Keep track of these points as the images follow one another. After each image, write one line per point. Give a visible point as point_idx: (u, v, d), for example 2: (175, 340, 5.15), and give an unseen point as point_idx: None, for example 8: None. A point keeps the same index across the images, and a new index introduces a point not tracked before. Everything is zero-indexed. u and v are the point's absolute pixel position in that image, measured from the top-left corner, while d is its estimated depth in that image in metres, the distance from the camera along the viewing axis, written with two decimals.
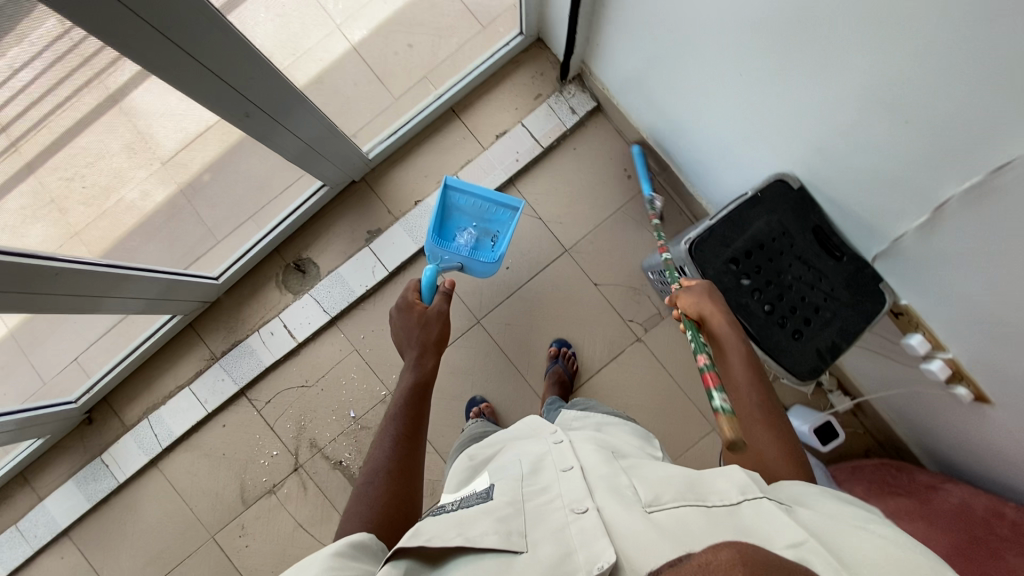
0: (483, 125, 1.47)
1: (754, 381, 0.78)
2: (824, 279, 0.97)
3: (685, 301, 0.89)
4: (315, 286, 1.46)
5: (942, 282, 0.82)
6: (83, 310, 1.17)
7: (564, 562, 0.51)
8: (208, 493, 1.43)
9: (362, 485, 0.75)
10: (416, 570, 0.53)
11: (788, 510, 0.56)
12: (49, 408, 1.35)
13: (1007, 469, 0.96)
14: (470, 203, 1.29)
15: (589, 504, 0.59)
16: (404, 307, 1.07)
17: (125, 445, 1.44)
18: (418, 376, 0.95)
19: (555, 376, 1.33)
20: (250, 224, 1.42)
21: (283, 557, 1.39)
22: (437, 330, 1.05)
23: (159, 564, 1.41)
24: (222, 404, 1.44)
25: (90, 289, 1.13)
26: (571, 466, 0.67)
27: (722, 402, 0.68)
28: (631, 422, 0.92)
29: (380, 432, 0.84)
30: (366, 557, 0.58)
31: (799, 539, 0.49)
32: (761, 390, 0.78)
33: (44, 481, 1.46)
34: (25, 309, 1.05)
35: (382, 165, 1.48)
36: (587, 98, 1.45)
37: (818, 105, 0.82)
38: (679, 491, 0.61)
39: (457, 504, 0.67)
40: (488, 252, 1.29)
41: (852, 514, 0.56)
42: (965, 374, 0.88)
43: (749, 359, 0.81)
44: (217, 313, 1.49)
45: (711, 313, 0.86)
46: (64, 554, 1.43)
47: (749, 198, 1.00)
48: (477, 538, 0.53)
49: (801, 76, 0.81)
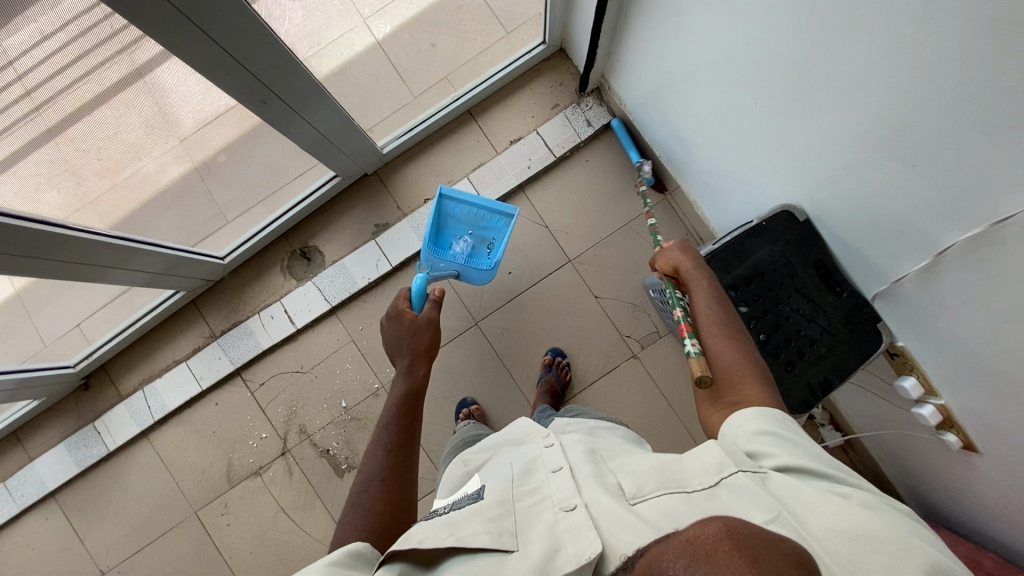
0: (498, 129, 1.48)
1: (720, 312, 0.82)
2: (822, 313, 0.97)
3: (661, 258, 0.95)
4: (319, 274, 1.47)
5: (941, 328, 0.81)
6: (88, 278, 1.19)
7: (552, 558, 0.54)
8: (195, 469, 1.45)
9: (357, 494, 0.76)
10: (410, 572, 0.57)
11: (764, 484, 0.57)
12: (48, 371, 1.37)
13: (988, 519, 0.96)
14: (465, 212, 1.31)
15: (577, 501, 0.61)
16: (393, 316, 1.07)
17: (118, 414, 1.46)
18: (409, 383, 0.96)
19: (547, 385, 1.33)
20: (261, 207, 1.44)
21: (262, 539, 1.41)
22: (428, 337, 1.05)
23: (140, 534, 1.43)
24: (217, 382, 1.46)
25: (98, 258, 1.15)
26: (560, 466, 0.68)
27: (690, 348, 0.80)
28: (620, 426, 0.92)
29: (374, 440, 0.86)
30: (363, 565, 0.61)
31: (774, 515, 0.52)
32: (727, 318, 0.82)
33: (35, 442, 1.48)
34: (33, 273, 1.07)
35: (395, 161, 1.50)
36: (604, 112, 1.46)
37: (829, 138, 0.82)
38: (660, 480, 0.62)
39: (449, 507, 0.69)
40: (484, 259, 1.31)
41: (830, 481, 0.57)
42: (955, 422, 0.88)
43: (716, 295, 0.85)
44: (220, 293, 1.51)
45: (681, 262, 0.91)
46: (48, 517, 1.45)
47: (753, 227, 1.00)
48: (468, 538, 0.57)
49: (816, 108, 0.82)
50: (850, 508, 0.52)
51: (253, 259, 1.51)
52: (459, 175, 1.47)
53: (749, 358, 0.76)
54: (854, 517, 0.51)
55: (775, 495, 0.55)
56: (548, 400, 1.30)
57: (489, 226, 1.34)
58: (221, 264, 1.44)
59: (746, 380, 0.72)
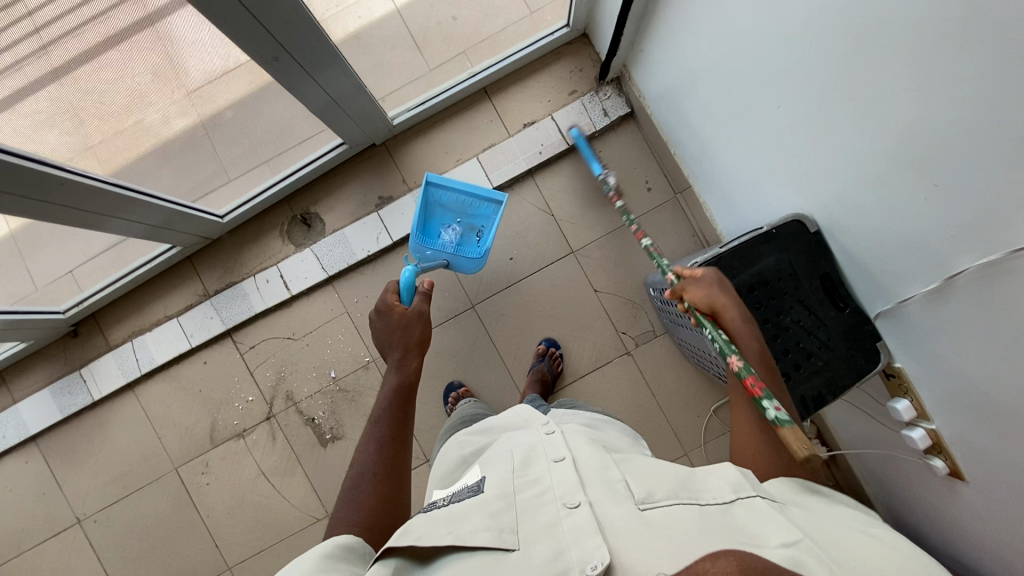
0: (512, 111, 1.45)
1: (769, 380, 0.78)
2: (822, 327, 0.95)
3: (696, 294, 0.85)
4: (318, 242, 1.45)
5: (939, 370, 0.83)
6: (85, 224, 1.17)
7: (556, 561, 0.52)
8: (179, 426, 1.44)
9: (349, 490, 0.75)
10: (404, 569, 0.56)
11: (781, 509, 0.60)
12: (37, 315, 1.36)
13: (962, 546, 0.96)
14: (453, 201, 1.30)
15: (582, 498, 0.60)
16: (383, 309, 1.06)
17: (104, 364, 1.45)
18: (400, 378, 0.94)
19: (538, 375, 1.34)
20: (265, 168, 1.40)
21: (241, 501, 1.43)
22: (418, 331, 1.03)
23: (120, 485, 1.45)
24: (208, 341, 1.44)
25: (94, 206, 1.12)
26: (562, 458, 0.70)
27: (777, 414, 0.67)
28: (618, 420, 1.00)
29: (364, 436, 0.84)
30: (355, 560, 0.63)
31: (795, 539, 0.53)
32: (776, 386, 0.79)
33: (19, 385, 1.47)
34: (29, 214, 1.05)
35: (405, 134, 1.46)
36: (622, 103, 1.42)
37: (850, 151, 0.80)
38: (671, 488, 0.63)
39: (448, 498, 0.70)
40: (473, 247, 1.30)
41: (846, 519, 0.62)
42: (944, 448, 0.88)
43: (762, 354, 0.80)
44: (217, 252, 1.48)
45: (724, 309, 0.83)
46: (29, 459, 1.46)
47: (763, 233, 0.97)
48: (466, 537, 0.57)
49: (841, 116, 0.79)
50: (873, 546, 0.57)
51: (252, 220, 1.48)
52: (468, 155, 1.44)
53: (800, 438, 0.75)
54: (877, 554, 0.56)
55: (794, 522, 0.58)
56: (537, 390, 1.30)
57: (478, 213, 1.33)
58: (220, 222, 1.41)
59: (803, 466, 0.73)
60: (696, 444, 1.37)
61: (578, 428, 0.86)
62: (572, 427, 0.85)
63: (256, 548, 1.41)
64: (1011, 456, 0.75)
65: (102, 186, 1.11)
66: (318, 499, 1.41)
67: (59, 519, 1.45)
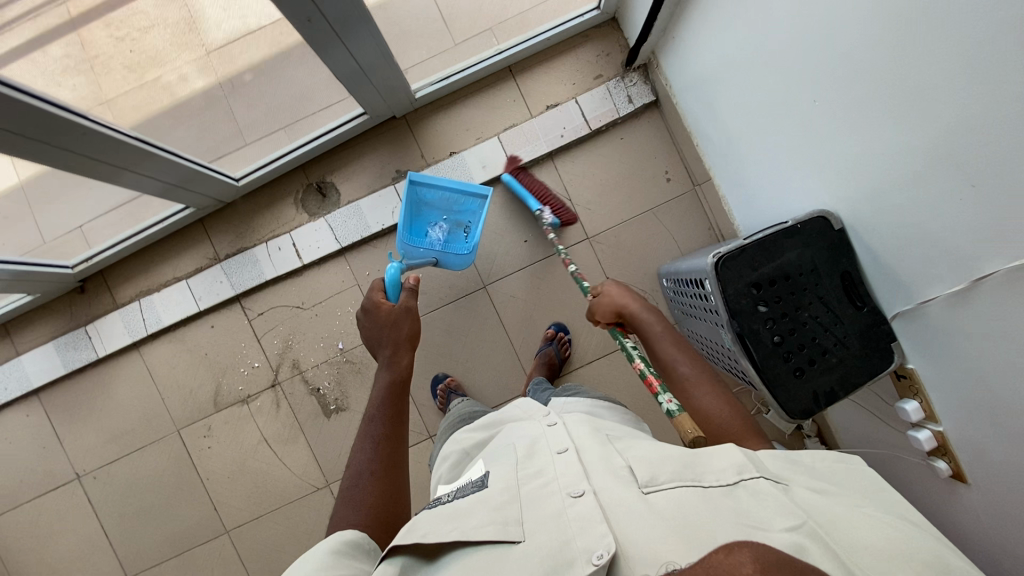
0: (536, 92, 1.41)
1: (678, 354, 0.89)
2: (839, 324, 0.94)
3: (603, 306, 1.03)
4: (332, 212, 1.42)
5: (950, 348, 0.82)
6: (100, 176, 1.15)
7: (563, 552, 0.55)
8: (182, 388, 1.44)
9: (347, 489, 0.76)
10: (410, 566, 0.60)
11: (784, 490, 0.60)
12: (44, 268, 1.34)
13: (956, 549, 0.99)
14: (438, 198, 1.30)
15: (585, 488, 0.64)
16: (370, 308, 1.06)
17: (111, 321, 1.44)
18: (392, 376, 0.95)
19: (545, 358, 1.35)
20: (283, 134, 1.37)
21: (242, 466, 1.44)
22: (407, 327, 1.04)
23: (121, 443, 1.45)
24: (216, 305, 1.43)
25: (112, 156, 1.10)
26: (565, 448, 0.74)
27: (668, 406, 0.88)
28: (616, 406, 1.02)
29: (360, 434, 0.85)
30: (361, 555, 0.64)
31: (797, 523, 0.52)
32: (689, 357, 0.89)
33: (23, 337, 1.46)
34: (43, 161, 1.03)
35: (426, 108, 1.43)
36: (647, 91, 1.40)
37: (886, 150, 0.80)
38: (676, 471, 0.65)
39: (454, 494, 0.75)
40: (461, 244, 1.32)
41: (850, 498, 0.59)
42: (949, 451, 0.90)
43: (668, 337, 0.93)
44: (230, 217, 1.45)
45: (626, 307, 1.00)
46: (30, 412, 1.46)
47: (788, 227, 0.95)
48: (473, 531, 0.60)
49: (881, 113, 0.78)
50: (880, 525, 0.53)
51: (267, 185, 1.44)
52: (489, 133, 1.42)
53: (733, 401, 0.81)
54: (883, 534, 0.52)
55: (796, 504, 0.57)
56: (543, 373, 1.33)
57: (464, 208, 1.34)
58: (236, 185, 1.38)
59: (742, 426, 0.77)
60: None
61: (578, 419, 0.87)
62: (574, 418, 0.87)
63: (255, 513, 1.44)
64: (1017, 462, 0.76)
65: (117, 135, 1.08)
66: (319, 468, 1.42)
67: (58, 474, 1.46)
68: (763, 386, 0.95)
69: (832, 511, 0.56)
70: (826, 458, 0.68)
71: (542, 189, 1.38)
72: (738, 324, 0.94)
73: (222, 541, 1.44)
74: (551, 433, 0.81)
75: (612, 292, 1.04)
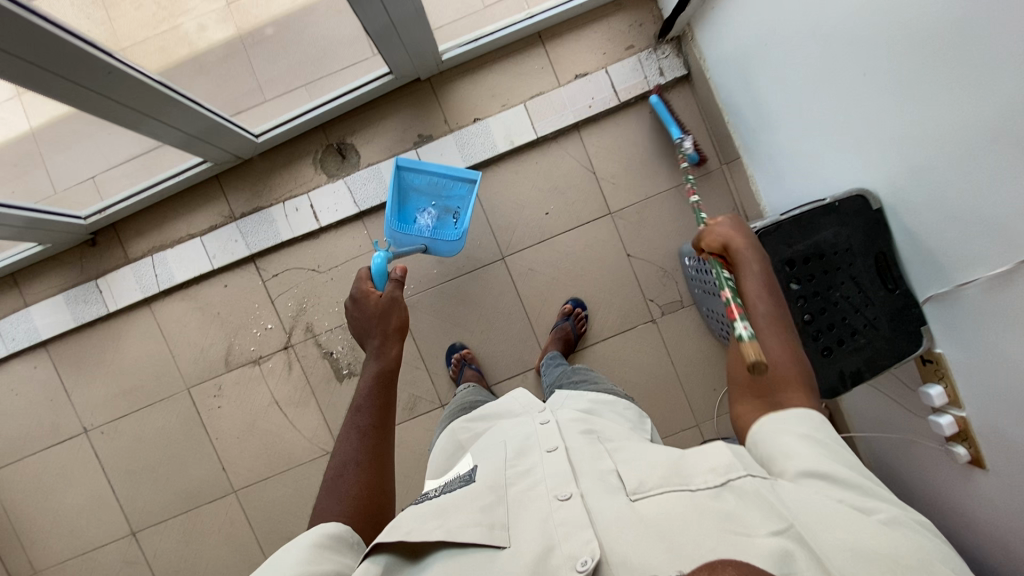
0: (565, 59, 1.38)
1: (766, 299, 0.74)
2: (870, 306, 0.93)
3: (711, 233, 0.84)
4: (352, 174, 1.39)
5: (986, 340, 0.81)
6: (122, 123, 1.13)
7: (546, 559, 0.57)
8: (194, 346, 1.43)
9: (331, 480, 0.74)
10: (394, 565, 0.61)
11: (770, 486, 0.58)
12: (56, 217, 1.31)
13: (967, 532, 1.00)
14: (425, 183, 1.30)
15: (573, 492, 0.66)
16: (358, 297, 0.99)
17: (122, 276, 1.42)
18: (380, 367, 0.89)
19: (561, 333, 1.35)
20: (303, 92, 1.35)
21: (251, 427, 1.44)
22: (397, 318, 0.97)
23: (130, 400, 1.44)
24: (230, 264, 1.41)
25: (134, 101, 1.08)
26: (555, 448, 0.76)
27: (742, 330, 0.65)
28: (619, 401, 1.00)
29: (346, 422, 0.81)
30: (344, 550, 0.65)
31: (784, 526, 0.53)
32: (773, 303, 0.74)
33: (31, 288, 1.44)
34: (66, 101, 1.02)
35: (451, 72, 1.39)
36: (679, 64, 1.37)
37: (936, 127, 0.77)
38: (664, 476, 0.66)
39: (440, 489, 0.77)
40: (450, 229, 1.28)
41: (846, 487, 0.57)
42: (970, 437, 0.90)
43: (763, 276, 0.76)
44: (246, 173, 1.42)
45: (732, 242, 0.81)
46: (38, 365, 1.44)
47: (825, 205, 0.93)
48: (456, 532, 0.61)
49: (934, 88, 0.75)
50: (870, 526, 0.52)
51: (286, 143, 1.41)
52: (515, 100, 1.38)
53: (797, 354, 0.69)
54: (873, 537, 0.50)
55: (780, 502, 0.56)
56: (559, 348, 1.33)
57: (453, 194, 1.32)
58: (254, 141, 1.34)
59: (795, 381, 0.67)
60: (709, 416, 1.39)
61: (573, 418, 0.88)
62: (568, 417, 0.88)
63: (263, 474, 1.44)
64: None
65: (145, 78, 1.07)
66: (329, 432, 1.42)
67: (65, 427, 1.45)
68: None
69: (821, 505, 0.54)
70: (835, 436, 0.63)
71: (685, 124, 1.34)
72: None
73: (230, 500, 1.45)
74: (543, 432, 0.83)
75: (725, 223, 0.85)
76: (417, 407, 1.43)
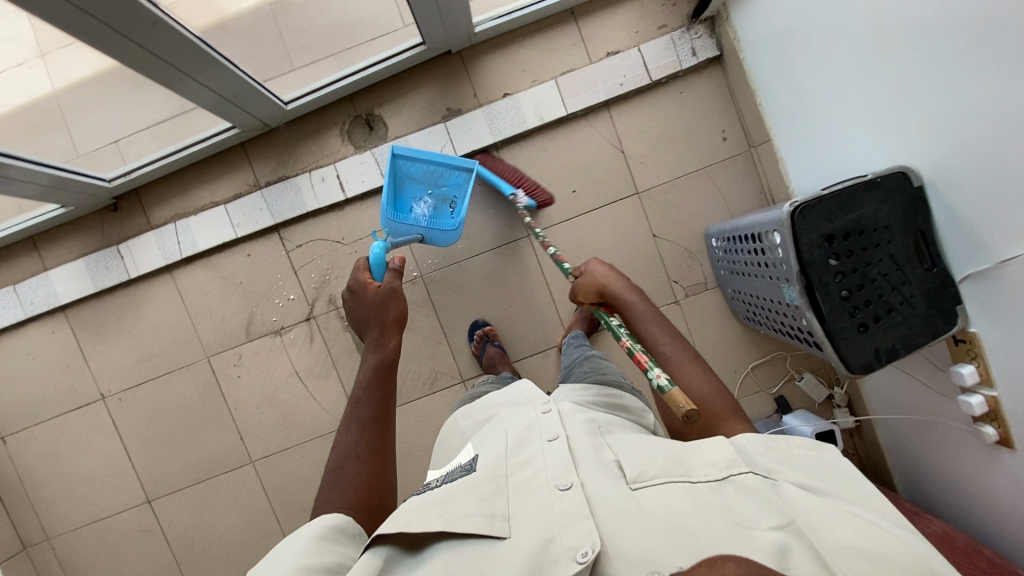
0: (597, 37, 1.37)
1: (663, 337, 0.89)
2: (907, 284, 0.93)
3: (586, 289, 1.04)
4: (379, 146, 1.38)
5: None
6: (161, 81, 1.13)
7: (545, 552, 0.57)
8: (215, 315, 1.42)
9: (331, 474, 0.76)
10: (394, 555, 0.61)
11: (772, 486, 0.60)
12: (80, 177, 1.30)
13: (990, 512, 1.01)
14: (421, 171, 1.28)
15: (574, 480, 0.67)
16: (355, 289, 0.99)
17: (145, 242, 1.40)
18: (379, 359, 0.90)
19: (585, 313, 1.36)
20: (332, 61, 1.34)
21: (271, 397, 1.43)
22: (395, 309, 0.97)
23: (148, 367, 1.44)
24: (253, 234, 1.40)
25: (176, 59, 1.08)
26: (557, 436, 0.78)
27: (659, 380, 0.76)
28: (622, 392, 0.99)
29: (347, 416, 0.83)
30: (347, 541, 0.66)
31: (785, 521, 0.55)
32: (673, 341, 0.88)
33: (50, 252, 1.42)
34: (110, 52, 1.02)
35: (481, 45, 1.38)
36: (712, 44, 1.36)
37: (976, 105, 0.77)
38: (666, 466, 0.67)
39: (442, 479, 0.79)
40: (447, 219, 1.30)
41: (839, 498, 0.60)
42: (999, 417, 0.92)
43: (650, 314, 0.92)
44: (273, 141, 1.40)
45: (608, 287, 1.00)
46: (56, 330, 1.43)
47: (866, 181, 0.93)
48: (456, 523, 0.62)
49: (976, 66, 0.75)
50: (869, 528, 0.53)
51: (314, 113, 1.40)
52: (546, 76, 1.37)
53: (716, 381, 0.80)
54: (873, 539, 0.52)
55: (780, 501, 0.58)
56: (583, 327, 1.34)
57: (449, 183, 1.31)
58: (283, 108, 1.33)
59: (725, 409, 0.76)
60: None
61: (575, 409, 0.88)
62: (570, 408, 0.88)
63: (281, 445, 1.44)
64: None
65: (189, 36, 1.05)
66: None
67: (82, 393, 1.44)
68: (826, 339, 0.95)
69: (822, 509, 0.56)
70: (800, 445, 0.68)
71: (517, 174, 1.37)
72: (807, 276, 0.94)
73: (247, 470, 1.44)
74: (545, 421, 0.84)
75: (595, 270, 1.04)
76: (438, 382, 1.43)
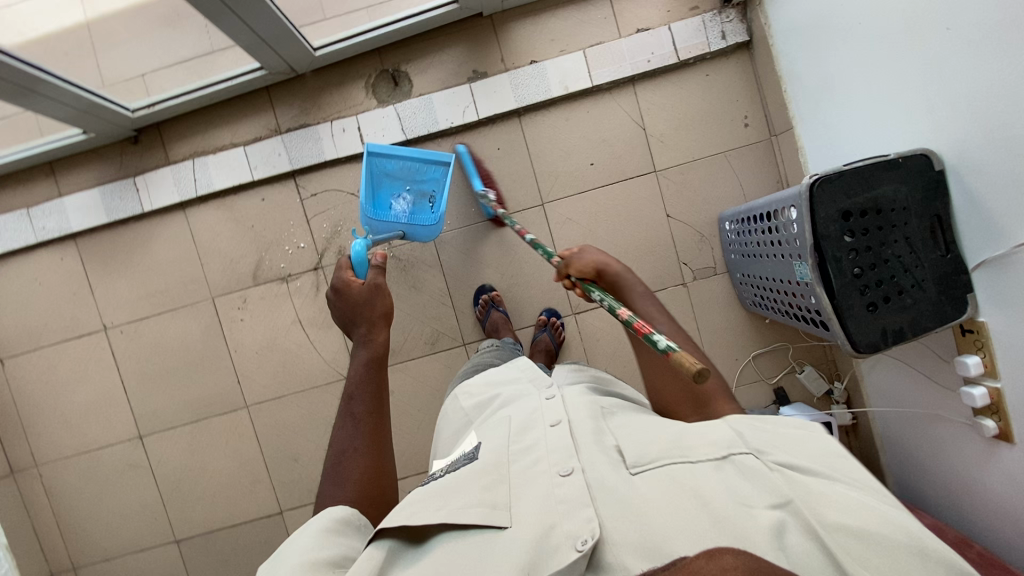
0: (629, 12, 1.38)
1: (658, 316, 0.81)
2: (920, 267, 0.93)
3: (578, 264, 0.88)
4: (402, 101, 1.39)
5: None
6: (201, 11, 1.13)
7: (547, 537, 0.55)
8: (224, 257, 1.42)
9: (330, 469, 0.73)
10: (398, 548, 0.60)
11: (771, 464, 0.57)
12: (109, 104, 1.29)
13: (981, 511, 1.01)
14: (399, 168, 1.26)
15: (574, 466, 0.65)
16: (336, 288, 0.90)
17: (162, 177, 1.41)
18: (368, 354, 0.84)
19: (542, 345, 1.35)
20: (363, 14, 1.35)
21: (272, 343, 1.43)
22: (384, 303, 0.90)
23: (153, 303, 1.44)
24: (269, 178, 1.40)
25: None
26: (559, 421, 0.75)
27: (667, 342, 0.64)
28: (618, 380, 1.02)
29: (342, 410, 0.79)
30: (352, 533, 0.64)
31: (783, 499, 0.52)
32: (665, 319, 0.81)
33: (67, 179, 1.43)
34: None
35: (513, 11, 1.39)
36: (742, 29, 1.37)
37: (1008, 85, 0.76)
38: (667, 447, 0.65)
39: (447, 468, 0.77)
40: (427, 215, 1.29)
41: (840, 472, 0.56)
42: (1001, 410, 0.91)
43: (651, 298, 0.84)
44: (298, 88, 1.41)
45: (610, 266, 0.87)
46: (64, 257, 1.44)
47: (889, 160, 0.92)
48: (458, 516, 0.60)
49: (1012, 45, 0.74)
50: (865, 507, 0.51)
51: (339, 62, 1.40)
52: (574, 47, 1.38)
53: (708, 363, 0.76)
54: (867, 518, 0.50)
55: (783, 479, 0.55)
56: (544, 361, 1.32)
57: (427, 178, 1.30)
58: (312, 54, 1.33)
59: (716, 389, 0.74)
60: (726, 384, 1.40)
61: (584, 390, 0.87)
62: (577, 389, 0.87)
63: (277, 392, 1.44)
64: None
65: None
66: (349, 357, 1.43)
67: (84, 322, 1.44)
68: (835, 314, 0.95)
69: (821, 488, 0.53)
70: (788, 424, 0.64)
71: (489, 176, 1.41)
72: (823, 249, 0.94)
73: (240, 415, 1.44)
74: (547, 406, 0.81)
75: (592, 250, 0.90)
76: (439, 343, 1.43)
